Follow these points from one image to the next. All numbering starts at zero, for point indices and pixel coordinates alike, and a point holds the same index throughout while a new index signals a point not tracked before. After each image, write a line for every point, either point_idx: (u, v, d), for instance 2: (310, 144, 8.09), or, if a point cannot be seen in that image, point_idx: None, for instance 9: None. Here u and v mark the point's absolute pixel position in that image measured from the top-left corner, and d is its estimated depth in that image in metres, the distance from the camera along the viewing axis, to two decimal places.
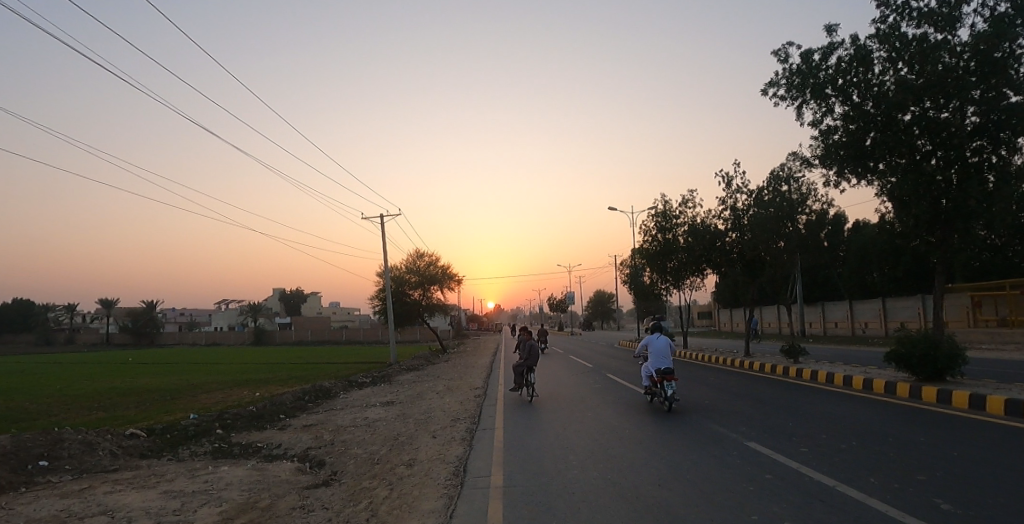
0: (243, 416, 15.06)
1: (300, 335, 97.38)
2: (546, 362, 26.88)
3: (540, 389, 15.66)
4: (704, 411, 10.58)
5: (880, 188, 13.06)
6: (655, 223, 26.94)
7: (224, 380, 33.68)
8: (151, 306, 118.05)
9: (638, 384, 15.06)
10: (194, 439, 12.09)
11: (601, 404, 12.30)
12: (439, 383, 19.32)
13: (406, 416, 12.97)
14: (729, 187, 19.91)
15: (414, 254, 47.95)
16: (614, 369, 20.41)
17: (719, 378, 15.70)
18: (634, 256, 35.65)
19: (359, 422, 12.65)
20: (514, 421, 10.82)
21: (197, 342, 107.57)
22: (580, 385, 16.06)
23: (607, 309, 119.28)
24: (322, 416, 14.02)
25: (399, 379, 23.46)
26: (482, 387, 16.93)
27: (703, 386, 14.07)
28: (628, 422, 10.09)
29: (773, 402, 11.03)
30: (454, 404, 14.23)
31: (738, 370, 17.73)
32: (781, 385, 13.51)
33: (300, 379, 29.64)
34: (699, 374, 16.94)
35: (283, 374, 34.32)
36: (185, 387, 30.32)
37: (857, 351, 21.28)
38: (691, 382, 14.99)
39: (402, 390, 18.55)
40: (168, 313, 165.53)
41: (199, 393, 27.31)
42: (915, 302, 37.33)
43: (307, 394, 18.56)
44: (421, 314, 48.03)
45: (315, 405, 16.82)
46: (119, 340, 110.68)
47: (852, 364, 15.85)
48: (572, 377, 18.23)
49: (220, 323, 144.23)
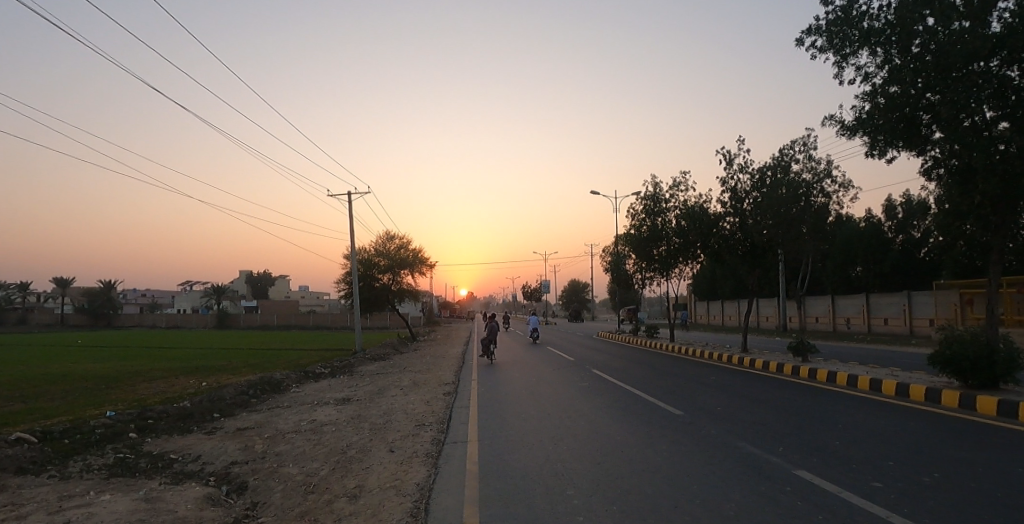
0: (169, 416, 12.66)
1: (266, 320, 93.46)
2: (524, 354, 25.00)
3: (521, 387, 13.81)
4: (723, 422, 8.88)
5: (937, 157, 11.65)
6: (643, 207, 25.13)
7: (171, 367, 30.77)
8: (108, 285, 111.99)
9: (633, 384, 13.36)
10: (93, 447, 9.68)
11: (596, 409, 10.45)
12: (406, 377, 17.27)
13: (361, 420, 10.87)
14: (730, 166, 18.03)
15: (383, 236, 45.35)
16: (601, 363, 18.65)
17: (722, 378, 14.08)
18: (618, 243, 33.96)
19: (304, 428, 10.48)
20: (495, 432, 8.88)
21: (158, 325, 102.67)
22: (566, 382, 14.22)
23: (582, 299, 118.48)
24: (260, 419, 11.78)
25: (361, 370, 21.35)
26: (454, 383, 14.98)
27: (706, 388, 12.42)
28: (635, 436, 8.31)
29: (801, 413, 9.42)
30: (419, 404, 12.23)
31: (739, 369, 16.22)
32: (796, 389, 11.97)
33: (253, 368, 26.96)
34: (698, 372, 15.25)
35: (237, 363, 31.64)
36: (124, 375, 27.31)
37: (856, 349, 20.10)
38: (693, 382, 13.28)
39: (363, 384, 16.44)
40: (126, 294, 158.30)
41: (137, 382, 24.43)
42: (900, 299, 36.79)
43: (251, 388, 16.14)
44: (391, 300, 45.63)
45: (259, 402, 14.53)
46: (72, 321, 104.69)
47: (869, 366, 14.50)
48: (556, 372, 16.35)
49: (184, 305, 138.25)
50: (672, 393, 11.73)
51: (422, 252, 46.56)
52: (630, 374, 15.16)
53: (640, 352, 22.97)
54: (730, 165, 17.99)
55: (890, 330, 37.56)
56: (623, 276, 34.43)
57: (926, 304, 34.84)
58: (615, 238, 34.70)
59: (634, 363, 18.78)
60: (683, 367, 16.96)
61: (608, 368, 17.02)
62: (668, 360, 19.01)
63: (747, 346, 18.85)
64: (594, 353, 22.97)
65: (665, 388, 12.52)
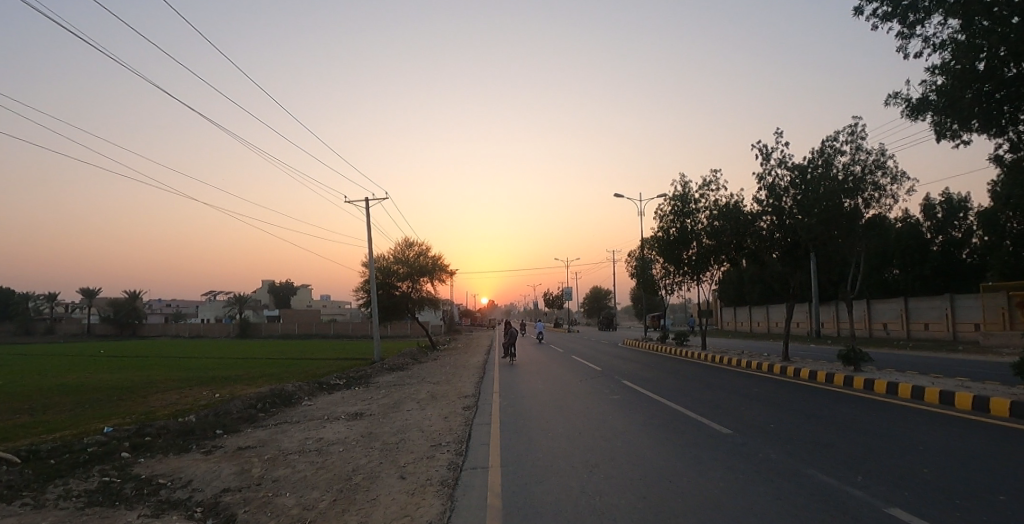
0: (169, 432, 11.87)
1: (287, 329, 93.84)
2: (547, 362, 23.87)
3: (547, 400, 12.75)
4: (782, 444, 7.71)
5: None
6: (671, 208, 23.92)
7: (188, 377, 30.35)
8: (134, 295, 113.96)
9: (669, 396, 12.20)
10: (79, 470, 8.86)
11: (631, 427, 9.32)
12: (423, 389, 16.30)
13: (372, 438, 9.89)
14: (767, 161, 16.73)
15: (402, 243, 44.77)
16: (629, 373, 17.46)
17: (766, 390, 12.79)
18: (644, 246, 32.70)
19: (308, 448, 9.52)
20: (519, 456, 7.82)
21: (181, 334, 103.90)
22: (594, 395, 13.11)
23: (603, 306, 116.58)
24: (264, 437, 10.87)
25: (378, 381, 20.47)
26: (474, 395, 13.95)
27: (752, 401, 11.22)
28: (682, 461, 7.17)
29: (871, 432, 8.19)
30: (436, 420, 11.21)
31: (783, 379, 14.92)
32: (855, 403, 10.69)
33: (269, 379, 26.26)
34: (738, 383, 13.98)
35: (254, 373, 31.04)
36: (140, 385, 26.92)
37: (905, 357, 18.55)
38: (735, 395, 12.04)
39: (378, 397, 15.50)
40: (152, 305, 161.65)
41: (151, 393, 23.91)
42: (943, 302, 34.69)
43: (260, 401, 15.34)
44: (410, 308, 44.89)
45: (267, 416, 13.67)
46: (99, 331, 106.56)
47: (931, 376, 13.05)
48: (582, 383, 15.20)
49: (207, 315, 140.06)
50: (715, 408, 10.54)
51: (441, 259, 45.81)
52: (663, 386, 13.97)
53: (669, 361, 21.64)
54: (767, 160, 16.75)
55: (931, 336, 35.44)
56: (649, 282, 33.04)
57: (971, 307, 32.81)
58: (640, 242, 33.44)
59: (664, 372, 17.52)
60: (719, 376, 15.67)
61: (638, 378, 15.82)
62: (702, 370, 17.75)
63: (788, 354, 17.43)
64: (620, 362, 21.72)
65: (704, 402, 11.32)
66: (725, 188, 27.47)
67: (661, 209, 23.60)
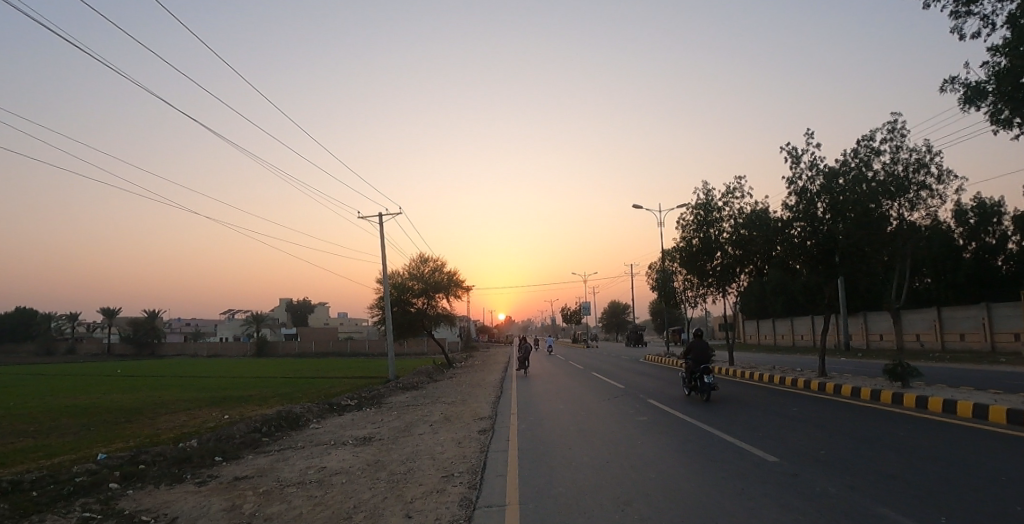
0: (165, 459, 11.15)
1: (303, 347, 93.89)
2: (564, 379, 22.86)
3: (567, 422, 11.83)
4: (840, 475, 6.71)
5: None
6: (693, 217, 23.03)
7: (199, 398, 29.87)
8: (155, 314, 115.46)
9: (700, 418, 11.20)
10: (61, 504, 8.14)
11: (663, 454, 8.35)
12: (436, 410, 15.44)
13: (378, 467, 9.04)
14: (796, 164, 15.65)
15: (417, 259, 44.28)
16: (653, 391, 16.42)
17: (806, 409, 11.70)
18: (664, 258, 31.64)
19: (309, 478, 8.70)
20: (538, 490, 6.91)
21: (200, 352, 104.67)
22: (618, 417, 12.12)
23: (620, 321, 114.83)
24: (264, 466, 10.07)
25: (390, 401, 19.67)
26: (490, 417, 13.06)
27: (794, 422, 10.21)
28: (726, 495, 6.20)
29: (940, 459, 7.15)
30: (448, 445, 10.32)
31: (823, 397, 13.79)
32: (910, 424, 9.62)
33: (280, 399, 25.64)
34: (773, 402, 12.93)
35: (266, 393, 30.45)
36: (150, 406, 26.46)
37: (952, 372, 17.20)
38: (775, 416, 10.97)
39: (389, 419, 14.68)
40: (173, 324, 163.86)
41: (161, 415, 23.39)
42: (980, 312, 32.85)
43: (266, 423, 14.60)
44: (425, 325, 44.19)
45: (272, 441, 12.90)
46: (121, 350, 107.96)
47: (990, 392, 11.83)
48: (605, 403, 14.16)
49: (227, 333, 141.15)
50: (754, 432, 9.52)
51: (457, 275, 45.18)
52: (692, 406, 12.92)
53: (693, 377, 20.51)
54: (797, 162, 15.62)
55: (967, 346, 33.58)
56: (670, 294, 31.84)
57: (1008, 316, 30.95)
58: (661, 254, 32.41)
59: (691, 389, 16.43)
60: (751, 394, 14.60)
61: (664, 397, 14.78)
62: (731, 386, 16.65)
63: (824, 369, 16.27)
64: (643, 379, 20.63)
65: (741, 425, 10.29)
66: (750, 195, 26.37)
67: (683, 218, 22.67)
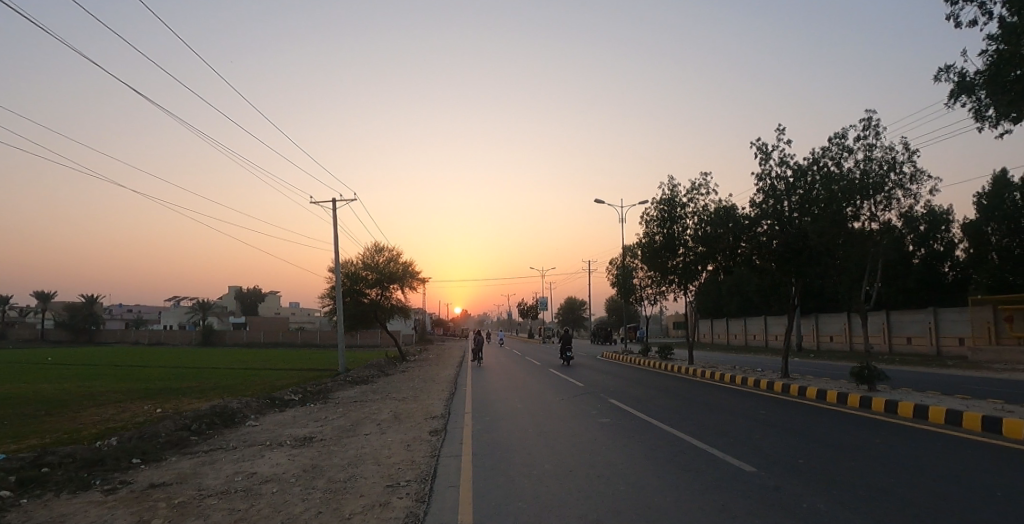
0: (73, 461, 9.76)
1: (253, 337, 90.14)
2: (524, 375, 22.26)
3: (531, 423, 11.21)
4: (827, 491, 6.32)
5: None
6: (658, 212, 22.75)
7: (131, 389, 27.65)
8: (90, 299, 108.29)
9: (669, 422, 10.79)
10: None
11: (634, 464, 7.82)
12: (386, 407, 14.49)
13: (315, 474, 8.09)
14: (766, 159, 15.76)
15: (371, 248, 42.74)
16: (617, 390, 16.04)
17: (773, 414, 11.44)
18: (626, 254, 31.52)
19: (234, 487, 7.64)
20: (501, 505, 6.18)
21: (140, 341, 98.84)
22: (582, 418, 11.51)
23: (579, 316, 115.96)
24: (185, 470, 8.91)
25: (338, 395, 18.54)
26: (444, 416, 12.27)
27: (767, 428, 9.91)
28: (710, 513, 5.65)
29: (923, 471, 6.91)
30: (396, 449, 9.46)
31: (790, 399, 13.69)
32: (884, 432, 9.47)
33: (220, 392, 23.92)
34: (739, 404, 12.65)
35: (206, 385, 28.51)
36: (73, 398, 24.19)
37: (907, 375, 17.58)
38: (744, 422, 10.62)
39: (334, 415, 13.63)
40: (111, 310, 154.41)
41: (83, 408, 21.34)
42: (926, 316, 34.39)
43: (197, 419, 13.25)
44: (379, 317, 42.75)
45: (200, 440, 11.65)
46: (52, 337, 100.86)
47: (954, 397, 11.95)
48: (567, 402, 13.57)
49: (169, 321, 133.97)
50: (727, 440, 9.08)
51: (413, 265, 43.90)
52: (657, 408, 12.49)
53: (656, 376, 20.31)
54: (767, 158, 15.76)
55: (914, 350, 35.12)
56: (629, 290, 31.54)
57: (955, 321, 32.54)
58: (623, 250, 32.28)
59: (655, 389, 16.14)
60: (716, 395, 14.34)
61: (628, 397, 14.30)
62: (695, 386, 16.45)
63: (787, 370, 16.29)
64: (604, 377, 20.21)
65: (712, 432, 9.86)
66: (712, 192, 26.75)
67: (648, 213, 22.29)
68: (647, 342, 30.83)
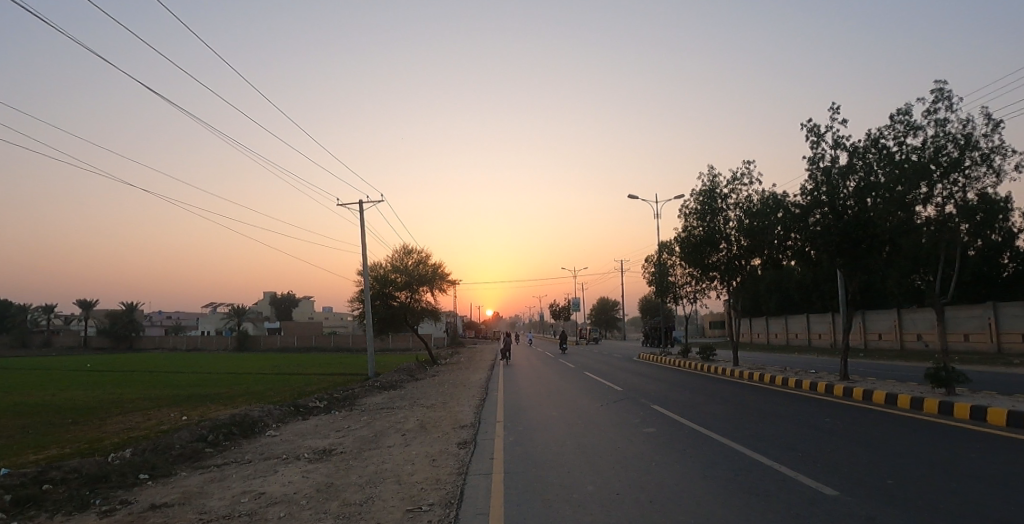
0: (77, 478, 9.17)
1: (286, 342, 91.45)
2: (557, 379, 21.17)
3: (566, 433, 10.16)
4: (933, 522, 5.09)
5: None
6: (697, 203, 21.37)
7: (163, 396, 27.74)
8: (133, 306, 111.74)
9: (720, 434, 9.61)
10: None
11: (687, 485, 6.71)
12: (413, 415, 13.64)
13: (329, 495, 7.22)
14: (817, 141, 14.25)
15: (400, 251, 42.30)
16: (657, 395, 14.82)
17: (843, 423, 10.06)
18: (663, 250, 30.06)
19: (238, 511, 6.81)
20: None
21: (180, 346, 101.60)
22: (624, 428, 10.35)
23: (610, 318, 113.79)
24: (193, 489, 8.16)
25: (364, 402, 17.83)
26: (473, 425, 11.30)
27: (836, 440, 8.62)
28: None
29: None
30: (420, 465, 8.52)
31: (854, 404, 12.22)
32: (977, 444, 8.06)
33: (248, 399, 23.58)
34: (800, 412, 11.28)
35: (236, 391, 28.36)
36: (105, 405, 24.27)
37: (981, 378, 15.71)
38: (812, 433, 9.31)
39: (357, 425, 12.83)
40: (154, 317, 159.87)
41: (114, 415, 21.27)
42: (984, 312, 31.77)
43: (214, 430, 12.64)
44: (409, 320, 42.21)
45: (215, 454, 10.98)
46: (98, 344, 104.60)
47: None
48: (607, 410, 12.45)
49: (207, 327, 137.57)
50: (797, 456, 7.82)
51: (442, 267, 43.25)
52: (708, 417, 11.24)
53: (696, 379, 18.95)
54: (819, 139, 14.19)
55: (971, 347, 32.48)
56: (666, 289, 30.10)
57: (1018, 316, 29.85)
58: (660, 246, 30.83)
59: (699, 393, 14.86)
60: (769, 400, 12.98)
61: (672, 403, 13.09)
62: (741, 390, 15.10)
63: (848, 372, 14.74)
64: (641, 380, 19.02)
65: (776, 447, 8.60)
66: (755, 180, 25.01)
67: (687, 206, 20.95)
68: (687, 343, 29.31)
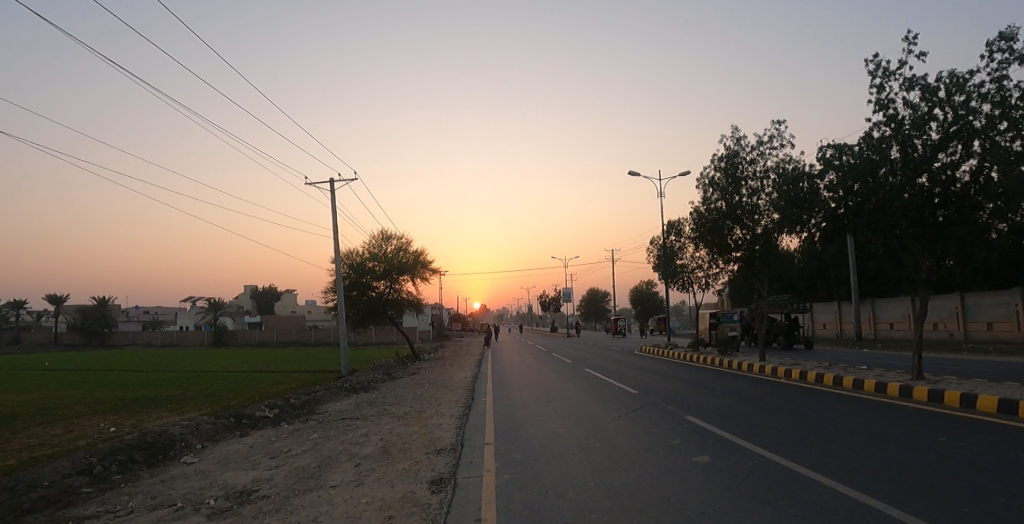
0: None
1: (266, 336, 87.83)
2: (554, 378, 18.31)
3: (584, 463, 7.20)
4: None
5: None
6: (721, 172, 18.90)
7: (104, 399, 24.33)
8: (104, 301, 106.79)
9: (806, 466, 6.74)
10: None
11: None
12: (376, 431, 10.58)
13: None
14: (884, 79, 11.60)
15: (378, 237, 39.12)
16: (682, 399, 12.04)
17: (973, 453, 7.12)
18: (673, 232, 27.54)
19: None
20: None
21: (153, 342, 97.16)
22: (661, 455, 7.38)
23: (600, 309, 111.68)
24: None
25: (326, 410, 14.79)
26: (454, 451, 8.29)
27: (989, 492, 5.80)
28: None
29: None
30: None
31: (948, 410, 9.25)
32: None
33: (198, 404, 20.41)
34: (896, 425, 8.32)
35: (189, 394, 25.06)
36: (31, 413, 20.96)
37: None
38: (943, 476, 6.42)
39: (299, 446, 9.73)
40: (128, 312, 154.06)
41: (34, 426, 18.04)
42: (1011, 298, 29.48)
43: (108, 458, 9.50)
44: (388, 312, 39.02)
45: (89, 499, 7.77)
46: (68, 340, 99.69)
47: None
48: (627, 423, 9.54)
49: (185, 321, 133.07)
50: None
51: (424, 255, 40.16)
52: (771, 432, 8.27)
53: (718, 377, 16.25)
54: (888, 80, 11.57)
55: (995, 337, 30.26)
56: (674, 274, 27.45)
57: None
58: (667, 228, 28.21)
59: (733, 396, 12.11)
60: (836, 405, 10.08)
61: (710, 413, 10.11)
62: (782, 390, 12.41)
63: (923, 371, 11.81)
64: (653, 379, 16.26)
65: (910, 505, 5.62)
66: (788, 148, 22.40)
67: (709, 175, 18.48)
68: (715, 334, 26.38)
